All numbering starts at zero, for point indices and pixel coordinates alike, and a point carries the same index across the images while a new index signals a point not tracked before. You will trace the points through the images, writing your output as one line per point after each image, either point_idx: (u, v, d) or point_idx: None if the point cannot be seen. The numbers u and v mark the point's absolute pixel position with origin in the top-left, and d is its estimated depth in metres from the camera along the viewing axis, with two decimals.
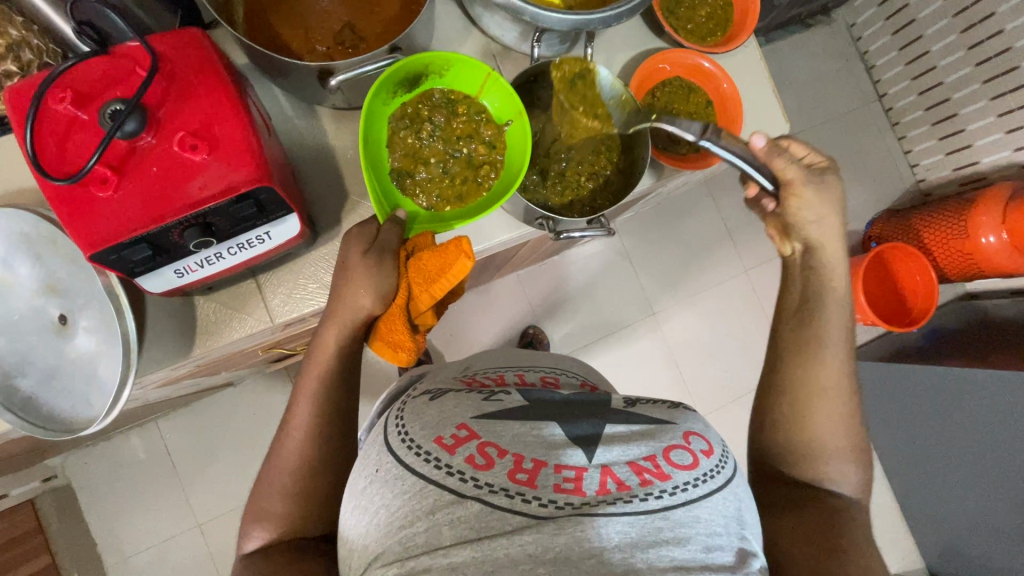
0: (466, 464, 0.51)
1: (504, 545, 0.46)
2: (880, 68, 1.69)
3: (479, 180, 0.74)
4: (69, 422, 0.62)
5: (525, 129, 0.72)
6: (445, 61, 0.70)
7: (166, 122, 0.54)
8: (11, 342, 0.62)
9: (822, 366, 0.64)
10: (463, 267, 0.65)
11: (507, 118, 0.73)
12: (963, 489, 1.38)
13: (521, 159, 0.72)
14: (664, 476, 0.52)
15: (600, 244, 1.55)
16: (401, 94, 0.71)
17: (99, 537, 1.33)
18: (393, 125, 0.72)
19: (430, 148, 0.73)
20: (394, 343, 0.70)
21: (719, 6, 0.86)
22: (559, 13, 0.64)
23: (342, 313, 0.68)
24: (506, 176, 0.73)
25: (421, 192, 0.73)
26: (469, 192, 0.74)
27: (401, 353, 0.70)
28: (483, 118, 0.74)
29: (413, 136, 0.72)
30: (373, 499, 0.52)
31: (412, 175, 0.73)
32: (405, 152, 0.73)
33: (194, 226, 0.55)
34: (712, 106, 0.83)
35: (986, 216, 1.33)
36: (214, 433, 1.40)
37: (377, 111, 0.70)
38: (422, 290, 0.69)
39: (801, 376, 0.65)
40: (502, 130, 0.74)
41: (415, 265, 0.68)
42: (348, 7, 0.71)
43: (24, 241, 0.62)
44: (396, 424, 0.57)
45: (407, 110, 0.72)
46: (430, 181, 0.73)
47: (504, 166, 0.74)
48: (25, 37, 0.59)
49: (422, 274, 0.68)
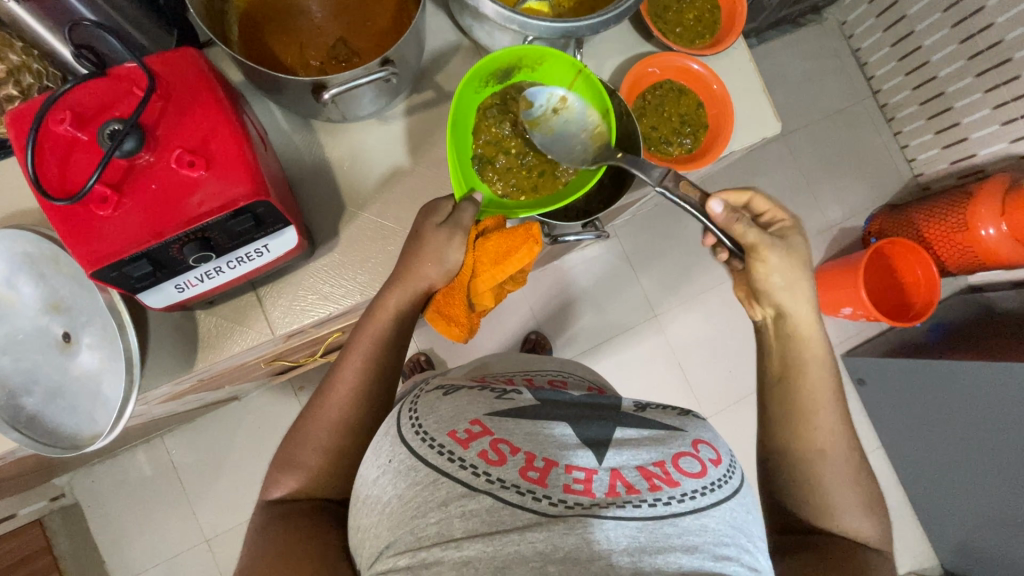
0: (479, 458, 0.51)
1: (515, 541, 0.46)
2: (873, 64, 1.70)
3: (556, 174, 0.77)
4: (74, 438, 0.63)
5: (612, 130, 0.74)
6: (538, 55, 0.73)
7: (164, 141, 0.55)
8: (16, 361, 0.63)
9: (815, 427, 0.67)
10: (531, 251, 0.74)
11: (594, 117, 0.76)
12: (983, 483, 1.37)
13: (602, 156, 0.74)
14: (672, 483, 0.52)
15: (598, 248, 1.56)
16: (493, 83, 0.75)
17: (108, 555, 1.34)
18: (482, 112, 0.76)
19: (512, 138, 0.76)
20: (449, 316, 0.76)
21: (706, 9, 0.87)
22: (547, 21, 0.64)
23: (408, 280, 0.69)
24: (583, 174, 0.76)
25: (498, 179, 0.77)
26: (545, 184, 0.77)
27: (454, 327, 0.77)
28: (570, 114, 0.77)
29: (497, 125, 0.76)
30: (386, 489, 0.52)
31: (492, 162, 0.76)
32: (488, 139, 0.76)
33: (193, 241, 0.56)
34: (702, 107, 0.84)
35: (984, 208, 1.33)
36: (220, 447, 1.41)
37: (468, 98, 0.73)
38: (487, 269, 0.75)
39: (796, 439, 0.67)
40: (586, 129, 0.77)
41: (483, 244, 0.74)
42: (340, 22, 0.72)
43: (27, 261, 0.64)
44: (410, 416, 0.57)
45: (496, 98, 0.76)
46: (508, 169, 0.77)
47: (583, 163, 0.77)
48: (25, 62, 0.60)
49: (489, 254, 0.74)
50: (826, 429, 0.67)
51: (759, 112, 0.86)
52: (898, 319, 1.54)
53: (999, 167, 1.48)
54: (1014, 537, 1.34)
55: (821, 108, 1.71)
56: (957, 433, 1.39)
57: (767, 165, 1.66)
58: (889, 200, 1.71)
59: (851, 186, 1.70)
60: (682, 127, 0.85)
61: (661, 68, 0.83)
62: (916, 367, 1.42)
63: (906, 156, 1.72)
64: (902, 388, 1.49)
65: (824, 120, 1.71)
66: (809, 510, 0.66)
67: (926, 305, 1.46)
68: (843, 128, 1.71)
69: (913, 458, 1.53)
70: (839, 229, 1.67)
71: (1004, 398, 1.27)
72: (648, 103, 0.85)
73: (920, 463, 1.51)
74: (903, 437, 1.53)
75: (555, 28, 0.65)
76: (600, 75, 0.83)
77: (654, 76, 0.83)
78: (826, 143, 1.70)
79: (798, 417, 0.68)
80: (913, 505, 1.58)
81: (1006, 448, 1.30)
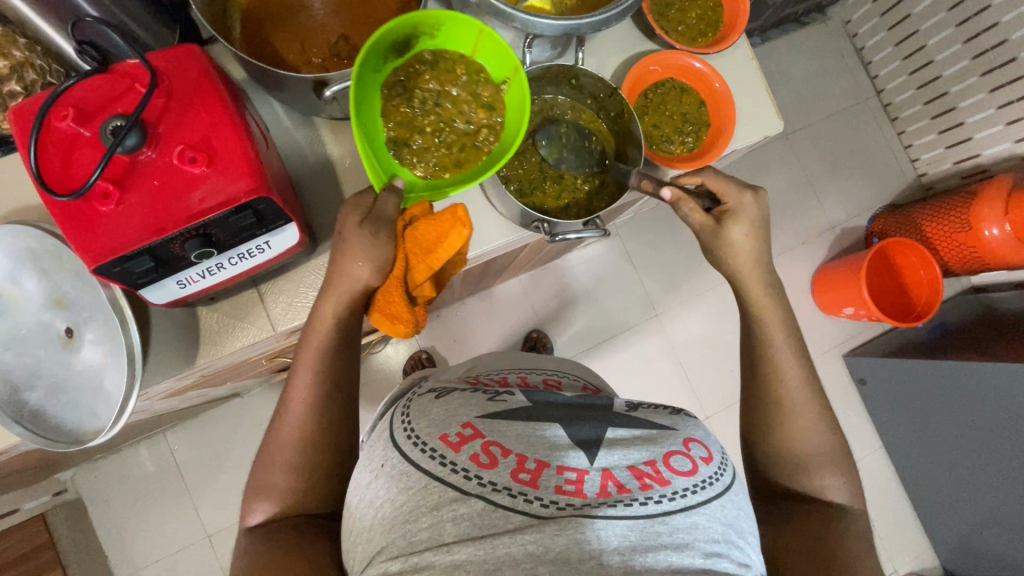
0: (471, 462, 0.51)
1: (505, 544, 0.46)
2: (877, 63, 1.69)
3: (478, 145, 0.72)
4: (76, 434, 0.63)
5: (524, 88, 0.68)
6: (435, 20, 0.66)
7: (166, 137, 0.55)
8: (18, 356, 0.63)
9: (779, 376, 0.73)
10: (461, 235, 0.70)
11: (505, 77, 0.71)
12: (986, 483, 1.37)
13: (520, 118, 0.70)
14: (664, 481, 0.52)
15: (600, 247, 1.56)
16: (391, 60, 0.69)
17: (110, 550, 1.34)
18: (385, 93, 0.71)
19: (424, 117, 0.72)
20: (392, 314, 0.71)
21: (709, 7, 0.87)
22: (551, 18, 0.64)
23: (340, 286, 0.67)
24: (505, 141, 0.71)
25: (418, 161, 0.71)
26: (469, 158, 0.72)
27: (399, 324, 0.72)
28: (481, 78, 0.72)
29: (405, 104, 0.71)
30: (378, 494, 0.52)
31: (408, 144, 0.71)
32: (399, 121, 0.71)
33: (195, 237, 0.56)
34: (705, 105, 0.84)
35: (988, 209, 1.33)
36: (222, 443, 1.41)
37: (369, 80, 0.67)
38: (419, 260, 0.71)
39: (763, 388, 0.73)
40: (501, 90, 0.72)
41: (411, 235, 0.71)
42: (343, 20, 0.72)
43: (30, 256, 0.64)
44: (402, 421, 0.58)
45: (398, 75, 0.71)
46: (426, 149, 0.72)
47: (504, 128, 0.73)
48: (28, 59, 0.60)
49: (419, 244, 0.71)
50: (791, 379, 0.73)
51: (760, 111, 0.86)
52: (902, 319, 1.55)
53: (1002, 167, 1.48)
54: (1014, 537, 1.34)
55: (824, 107, 1.70)
56: (960, 434, 1.39)
57: (770, 164, 1.66)
58: (891, 200, 1.70)
59: (854, 186, 1.69)
60: (684, 126, 0.85)
61: (663, 66, 0.83)
62: (918, 367, 1.42)
63: (909, 156, 1.72)
64: (905, 388, 1.48)
65: (827, 119, 1.70)
66: (779, 457, 0.71)
67: (928, 306, 1.47)
68: (846, 127, 1.71)
69: (913, 459, 1.53)
70: (842, 229, 1.67)
71: (1006, 399, 1.27)
72: (650, 100, 0.84)
73: (920, 463, 1.51)
74: (905, 437, 1.53)
75: (558, 25, 0.65)
76: (602, 73, 0.83)
77: (657, 74, 0.83)
78: (829, 142, 1.70)
79: (765, 368, 0.74)
80: (914, 506, 1.58)
81: (1009, 449, 1.30)
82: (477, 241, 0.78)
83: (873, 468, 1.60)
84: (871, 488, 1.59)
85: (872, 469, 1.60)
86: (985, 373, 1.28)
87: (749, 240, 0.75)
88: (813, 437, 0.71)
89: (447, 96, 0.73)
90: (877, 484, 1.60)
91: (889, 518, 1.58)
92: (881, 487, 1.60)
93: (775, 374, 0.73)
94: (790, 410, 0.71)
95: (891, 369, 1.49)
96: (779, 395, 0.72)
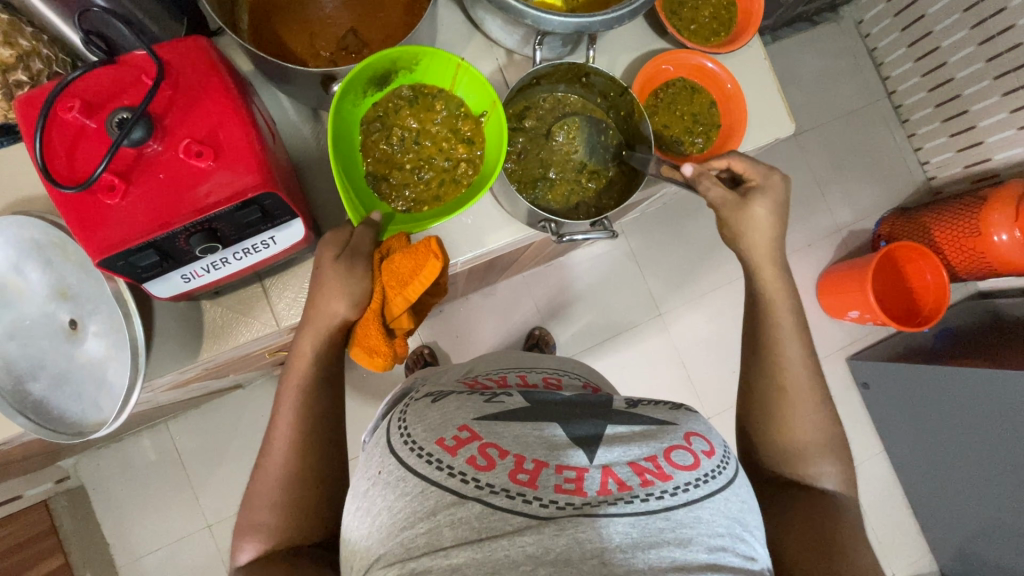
0: (468, 465, 0.51)
1: (504, 547, 0.46)
2: (889, 64, 1.68)
3: (457, 179, 0.72)
4: (78, 426, 0.63)
5: (501, 118, 0.69)
6: (414, 55, 0.67)
7: (172, 130, 0.55)
8: (22, 347, 0.63)
9: (783, 363, 0.72)
10: (433, 267, 0.64)
11: (484, 110, 0.72)
12: (987, 490, 1.37)
13: (497, 150, 0.69)
14: (665, 477, 0.52)
15: (605, 245, 1.55)
16: (371, 93, 0.70)
17: (111, 539, 1.35)
18: (365, 127, 0.71)
19: (404, 153, 0.73)
20: (370, 348, 0.68)
21: (722, 6, 0.86)
22: (561, 16, 0.63)
23: (317, 320, 0.67)
24: (483, 174, 0.71)
25: (397, 195, 0.72)
26: (448, 192, 0.72)
27: (377, 357, 0.68)
28: (462, 113, 0.73)
29: (385, 141, 0.72)
30: (376, 501, 0.52)
31: (388, 178, 0.72)
32: (379, 156, 0.72)
33: (199, 232, 0.56)
34: (716, 106, 0.83)
35: (999, 215, 1.31)
36: (224, 434, 1.42)
37: (347, 113, 0.68)
38: (396, 293, 0.67)
39: (766, 382, 0.72)
40: (479, 124, 0.73)
41: (387, 267, 0.67)
42: (352, 13, 0.72)
43: (34, 247, 0.63)
44: (398, 426, 0.58)
45: (378, 110, 0.71)
46: (406, 184, 0.72)
47: (484, 162, 0.73)
48: (34, 48, 0.60)
49: (395, 277, 0.67)
50: (795, 366, 0.72)
51: (772, 113, 0.85)
52: (908, 323, 1.54)
53: (1013, 172, 1.47)
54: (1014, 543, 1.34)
55: (834, 108, 1.69)
56: (962, 440, 1.39)
57: (778, 165, 1.64)
58: (900, 203, 1.69)
59: (862, 188, 1.68)
60: (695, 126, 0.84)
61: (675, 65, 0.82)
62: (922, 372, 1.42)
63: (919, 158, 1.70)
64: (907, 393, 1.48)
65: (837, 120, 1.69)
66: (775, 446, 0.70)
67: (936, 310, 1.46)
68: (856, 129, 1.70)
69: (913, 463, 1.52)
70: (848, 231, 1.66)
71: (1011, 407, 1.27)
72: (661, 101, 0.83)
73: (921, 469, 1.51)
74: (906, 443, 1.53)
75: (569, 23, 0.64)
76: (612, 71, 0.82)
77: (668, 74, 0.82)
78: (838, 144, 1.68)
79: (766, 361, 0.73)
80: (913, 510, 1.58)
81: (1012, 456, 1.29)
82: (483, 238, 0.78)
83: (873, 473, 1.60)
84: (871, 493, 1.59)
85: (872, 473, 1.60)
86: (989, 380, 1.28)
87: (763, 222, 0.73)
88: (810, 427, 0.70)
89: (426, 133, 0.73)
90: (878, 488, 1.60)
91: (888, 521, 1.58)
92: (881, 491, 1.60)
93: (778, 362, 0.72)
94: (791, 402, 0.70)
95: (894, 373, 1.48)
96: (779, 385, 0.71)
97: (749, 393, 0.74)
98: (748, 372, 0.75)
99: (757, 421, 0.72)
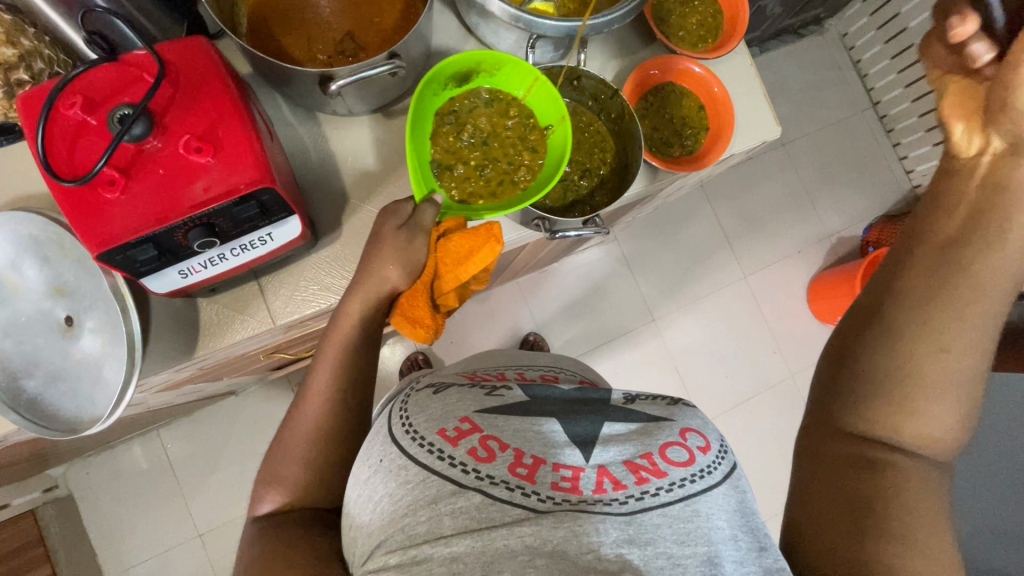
0: (468, 456, 0.51)
1: (503, 536, 0.46)
2: (873, 76, 1.72)
3: (515, 182, 0.75)
4: (71, 422, 0.63)
5: (566, 134, 0.71)
6: (497, 60, 0.71)
7: (172, 127, 0.56)
8: (17, 344, 0.63)
9: (954, 319, 0.50)
10: (492, 250, 0.69)
11: (549, 122, 0.74)
12: None
13: (558, 162, 0.72)
14: (660, 474, 0.52)
15: (599, 251, 1.57)
16: (450, 87, 0.73)
17: (98, 549, 1.33)
18: (439, 118, 0.74)
19: (469, 148, 0.75)
20: (414, 318, 0.71)
21: (709, 14, 0.88)
22: (554, 20, 0.66)
23: (368, 284, 0.68)
24: (541, 180, 0.74)
25: (455, 187, 0.74)
26: (504, 190, 0.74)
27: (421, 328, 0.72)
28: (530, 123, 0.75)
29: (454, 134, 0.74)
30: (376, 488, 0.53)
31: (451, 169, 0.74)
32: (445, 147, 0.74)
33: (198, 227, 0.57)
34: (705, 110, 0.85)
35: None
36: (217, 441, 1.41)
37: (427, 100, 0.71)
38: (450, 270, 0.72)
39: (923, 325, 0.51)
40: (544, 135, 0.75)
41: (445, 245, 0.71)
42: (349, 17, 0.73)
43: (31, 244, 0.64)
44: (400, 416, 0.58)
45: (454, 105, 0.74)
46: (466, 178, 0.74)
47: (542, 171, 0.75)
48: (36, 48, 0.61)
49: (452, 255, 0.71)
50: (968, 332, 0.50)
51: (760, 118, 0.87)
52: None
53: None
54: None
55: (821, 117, 1.72)
56: None
57: (766, 174, 1.68)
58: (886, 211, 1.71)
59: (850, 196, 1.71)
60: (683, 129, 0.86)
61: (661, 69, 0.84)
62: None
63: (904, 167, 1.73)
64: None
65: (824, 129, 1.72)
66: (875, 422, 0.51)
67: None
68: (843, 137, 1.73)
69: None
70: (837, 238, 1.68)
71: None
72: (650, 104, 0.86)
73: None
74: None
75: (561, 27, 0.66)
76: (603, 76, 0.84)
77: (656, 78, 0.85)
78: (825, 152, 1.71)
79: (931, 307, 0.51)
80: None
81: None
82: None
83: None
84: None
85: None
86: None
87: None
88: (941, 415, 0.50)
89: (497, 132, 0.75)
90: None
91: None
92: None
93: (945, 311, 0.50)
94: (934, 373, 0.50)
95: None
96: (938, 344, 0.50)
97: (888, 333, 0.52)
98: (888, 303, 0.54)
99: (860, 360, 0.53)
